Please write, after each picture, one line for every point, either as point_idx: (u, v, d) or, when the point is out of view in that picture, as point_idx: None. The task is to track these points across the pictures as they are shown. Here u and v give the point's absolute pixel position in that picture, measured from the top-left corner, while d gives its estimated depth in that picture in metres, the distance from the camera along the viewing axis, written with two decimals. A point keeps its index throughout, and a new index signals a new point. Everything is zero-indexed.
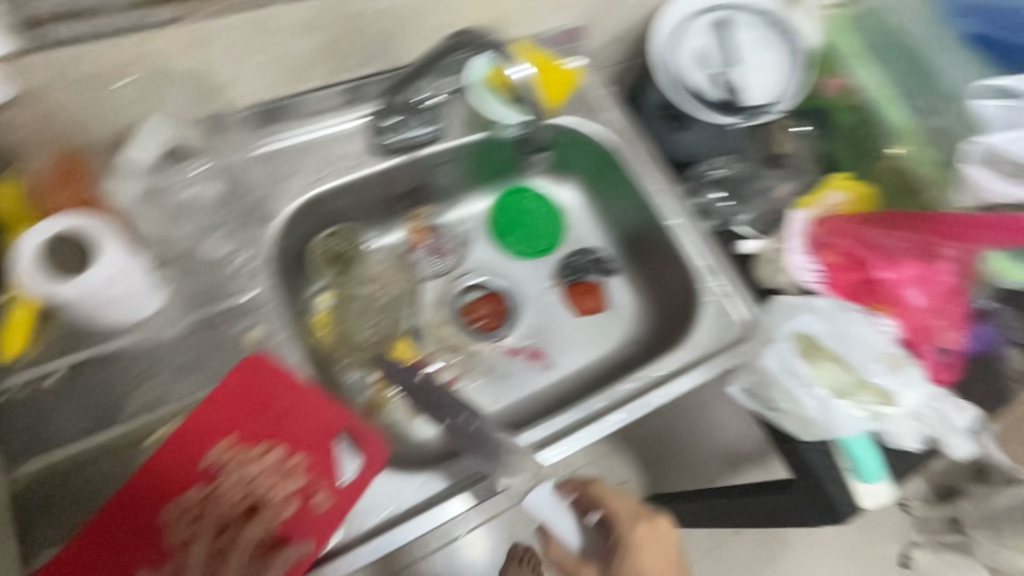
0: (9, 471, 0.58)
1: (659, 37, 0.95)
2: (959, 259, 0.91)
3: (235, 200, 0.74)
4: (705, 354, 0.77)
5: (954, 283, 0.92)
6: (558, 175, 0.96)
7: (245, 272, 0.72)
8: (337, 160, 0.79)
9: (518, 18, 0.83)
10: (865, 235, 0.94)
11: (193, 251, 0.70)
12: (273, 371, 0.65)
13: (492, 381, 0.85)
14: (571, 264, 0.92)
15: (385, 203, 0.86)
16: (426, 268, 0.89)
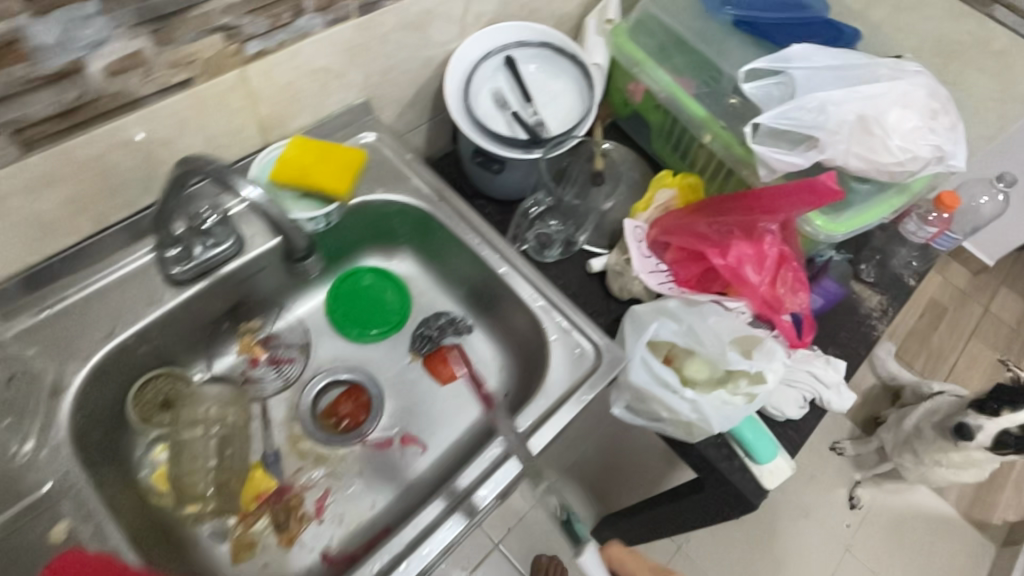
0: None
1: (450, 91, 0.96)
2: (781, 228, 0.93)
3: (15, 382, 0.66)
4: (562, 394, 0.75)
5: (785, 249, 0.93)
6: (388, 249, 0.94)
7: (44, 461, 0.64)
8: (127, 306, 0.72)
9: (292, 111, 0.81)
10: (695, 227, 0.97)
11: None
12: (91, 563, 0.58)
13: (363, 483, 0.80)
14: (422, 334, 0.89)
15: (205, 329, 0.80)
16: (271, 383, 0.84)
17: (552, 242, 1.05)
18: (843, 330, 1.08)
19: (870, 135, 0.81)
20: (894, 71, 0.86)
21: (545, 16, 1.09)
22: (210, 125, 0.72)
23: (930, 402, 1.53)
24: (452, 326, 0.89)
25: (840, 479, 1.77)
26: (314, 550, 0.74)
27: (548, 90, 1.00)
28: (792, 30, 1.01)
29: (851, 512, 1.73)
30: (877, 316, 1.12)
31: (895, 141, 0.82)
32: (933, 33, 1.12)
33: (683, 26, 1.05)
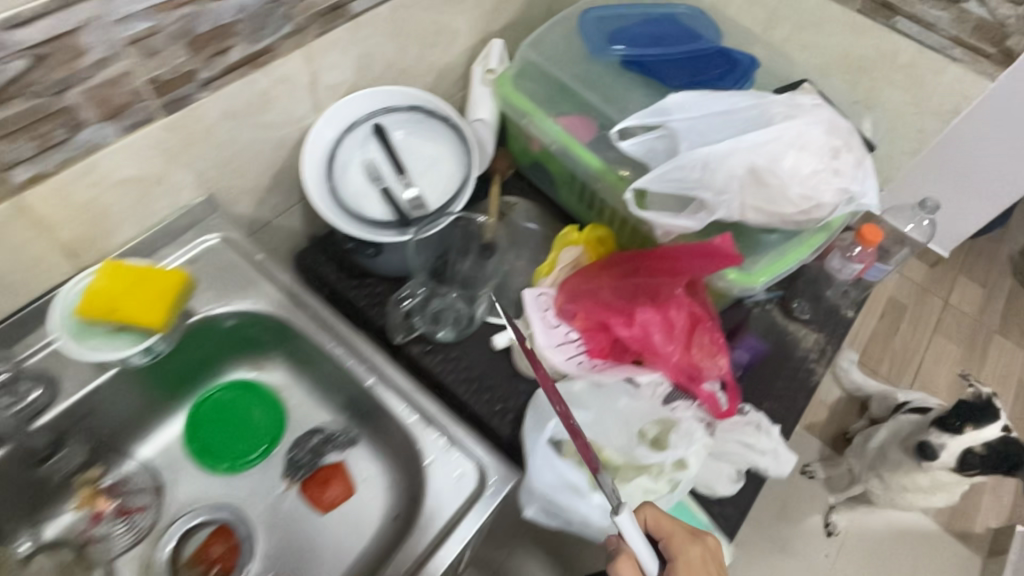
0: None
1: (311, 164, 0.86)
2: (690, 288, 0.84)
3: None
4: (440, 531, 0.64)
5: (699, 309, 0.84)
6: (256, 359, 0.83)
7: None
8: None
9: (109, 228, 0.71)
10: (600, 293, 0.87)
11: None
12: None
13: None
14: (293, 459, 0.79)
15: (27, 491, 0.67)
16: (120, 539, 0.72)
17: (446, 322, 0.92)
18: (778, 380, 1.00)
19: (763, 186, 0.73)
20: (789, 108, 0.78)
21: (420, 74, 1.01)
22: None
23: (891, 421, 1.45)
24: (323, 444, 0.79)
25: (812, 504, 1.69)
26: None
27: (425, 156, 0.91)
28: (680, 68, 0.94)
29: (828, 539, 1.64)
30: (814, 357, 1.04)
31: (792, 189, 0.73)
32: (835, 50, 1.05)
33: (566, 72, 0.97)
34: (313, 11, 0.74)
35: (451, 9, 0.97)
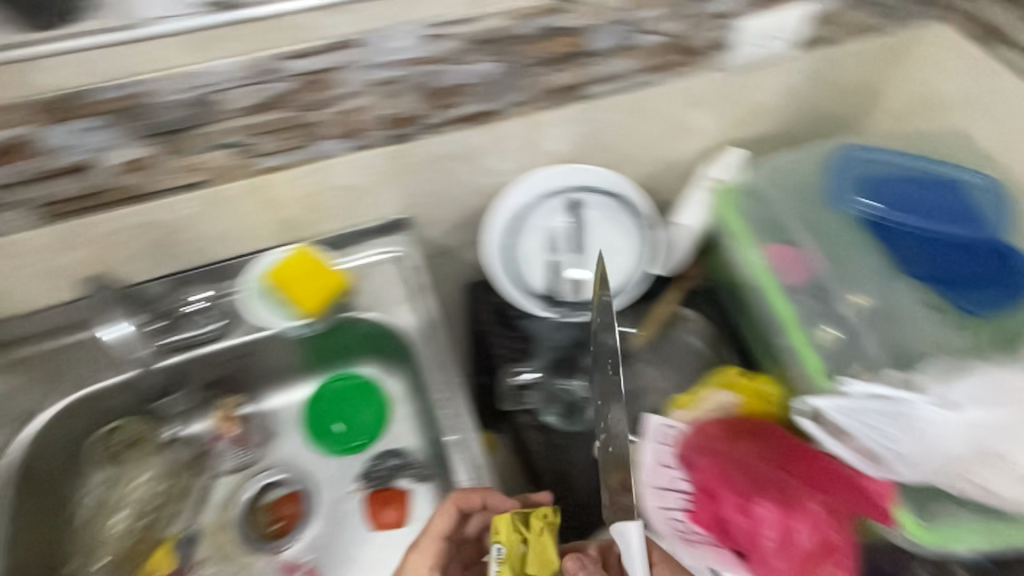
0: None
1: (498, 220, 0.88)
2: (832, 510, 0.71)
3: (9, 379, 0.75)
4: None
5: (841, 508, 0.71)
6: (385, 367, 0.91)
7: None
8: (123, 358, 0.80)
9: (316, 217, 0.82)
10: (729, 463, 0.77)
11: None
12: None
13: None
14: (370, 469, 0.84)
15: (187, 394, 0.85)
16: (228, 462, 0.85)
17: (549, 408, 0.89)
18: None
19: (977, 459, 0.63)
20: None
21: (646, 161, 0.97)
22: (224, 214, 0.76)
23: None
24: (412, 472, 0.83)
25: None
26: None
27: (608, 244, 0.91)
28: (937, 253, 0.81)
29: None
30: None
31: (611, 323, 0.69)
32: None
33: (791, 211, 0.88)
34: (547, 89, 0.78)
35: (696, 111, 0.93)
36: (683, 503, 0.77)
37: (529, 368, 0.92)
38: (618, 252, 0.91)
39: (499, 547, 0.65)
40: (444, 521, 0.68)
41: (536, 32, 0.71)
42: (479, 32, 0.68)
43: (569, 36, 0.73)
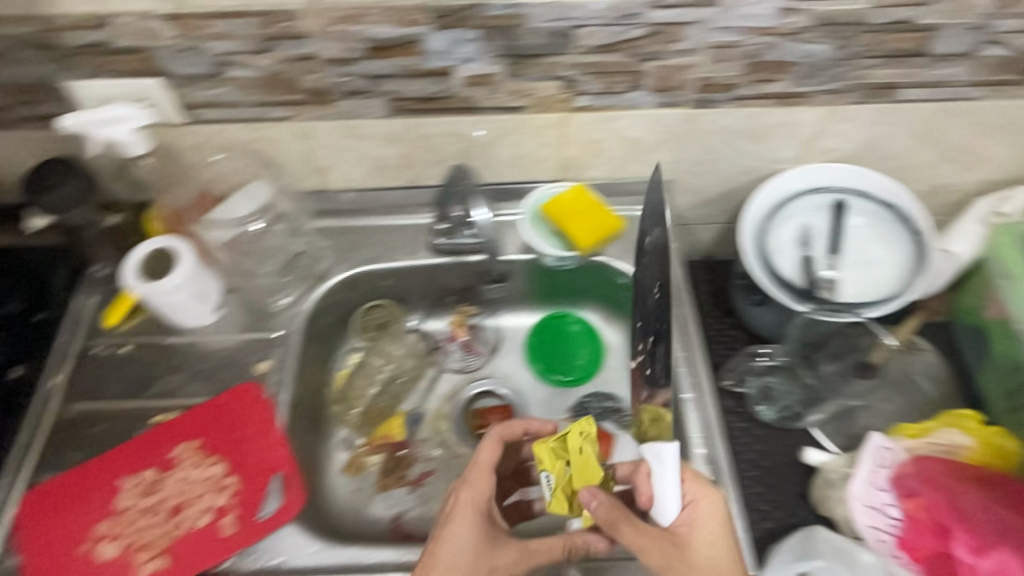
0: (65, 402, 0.77)
1: (757, 208, 0.89)
2: None
3: (309, 244, 0.87)
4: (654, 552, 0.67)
5: None
6: (607, 316, 0.95)
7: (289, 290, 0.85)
8: (397, 248, 0.88)
9: (594, 160, 0.86)
10: (957, 499, 0.75)
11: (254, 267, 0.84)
12: (257, 403, 0.75)
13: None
14: (583, 405, 0.88)
15: (433, 292, 0.94)
16: (453, 362, 0.93)
17: (775, 400, 0.90)
18: None
19: None
20: None
21: (926, 179, 0.91)
22: (522, 139, 0.82)
23: None
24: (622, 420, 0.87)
25: None
26: (388, 509, 0.81)
27: (861, 255, 0.87)
28: None
29: None
30: None
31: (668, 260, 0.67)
32: None
33: None
34: (864, 82, 0.77)
35: (1003, 141, 0.86)
36: (896, 529, 0.76)
37: (770, 353, 0.93)
38: (870, 263, 0.86)
39: (547, 476, 0.69)
40: (494, 451, 0.70)
41: (887, 22, 0.70)
42: (832, 11, 0.69)
43: (914, 31, 0.71)
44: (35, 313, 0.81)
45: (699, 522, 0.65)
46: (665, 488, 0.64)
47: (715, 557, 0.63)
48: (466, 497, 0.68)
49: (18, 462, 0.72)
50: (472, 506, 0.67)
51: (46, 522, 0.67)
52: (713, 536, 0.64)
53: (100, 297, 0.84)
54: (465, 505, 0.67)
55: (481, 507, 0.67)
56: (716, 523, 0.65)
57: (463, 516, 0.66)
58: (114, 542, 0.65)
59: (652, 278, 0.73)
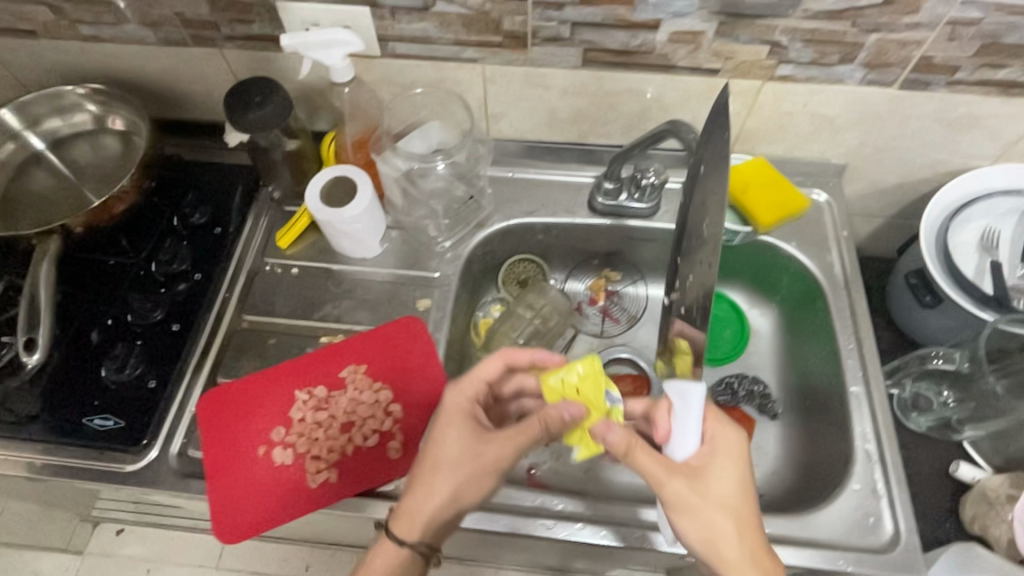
0: (238, 314, 0.80)
1: (939, 205, 0.84)
2: None
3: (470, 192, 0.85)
4: (816, 540, 0.65)
5: None
6: (755, 299, 0.92)
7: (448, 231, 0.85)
8: (555, 201, 0.88)
9: (772, 134, 0.83)
10: None
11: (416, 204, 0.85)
12: (420, 335, 0.77)
13: (603, 467, 0.85)
14: (728, 384, 0.85)
15: (579, 254, 0.93)
16: (590, 324, 0.93)
17: (930, 409, 0.86)
18: None
19: None
20: None
21: None
22: (706, 106, 0.79)
23: None
24: (761, 403, 0.84)
25: None
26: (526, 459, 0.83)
27: None
28: None
29: None
30: None
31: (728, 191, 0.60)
32: None
33: None
34: None
35: None
36: None
37: (946, 356, 0.84)
38: None
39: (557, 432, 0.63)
40: (495, 368, 0.66)
41: None
42: None
43: None
44: (213, 225, 0.84)
45: (719, 456, 0.60)
46: (684, 425, 0.60)
47: (730, 493, 0.59)
48: (452, 402, 0.65)
49: (196, 363, 0.76)
50: (460, 413, 0.65)
51: (224, 420, 0.71)
52: (730, 473, 0.60)
53: (270, 219, 0.87)
54: (450, 409, 0.65)
55: (469, 413, 0.65)
56: (732, 458, 0.60)
57: (446, 419, 0.64)
58: (290, 449, 0.69)
59: (699, 211, 0.66)
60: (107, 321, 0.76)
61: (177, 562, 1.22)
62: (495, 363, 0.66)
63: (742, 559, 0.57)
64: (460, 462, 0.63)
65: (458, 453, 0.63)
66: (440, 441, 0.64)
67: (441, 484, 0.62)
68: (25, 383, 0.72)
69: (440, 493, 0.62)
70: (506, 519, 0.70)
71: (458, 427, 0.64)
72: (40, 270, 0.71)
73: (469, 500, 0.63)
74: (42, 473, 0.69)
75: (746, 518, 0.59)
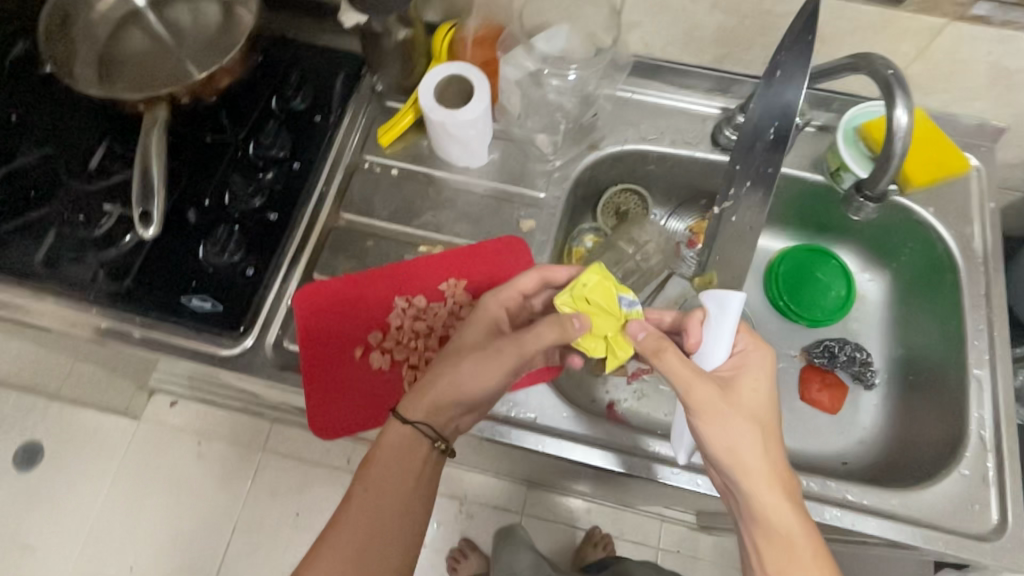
0: (335, 211, 0.77)
1: None
2: None
3: (585, 107, 0.79)
4: (916, 518, 0.63)
5: None
6: (869, 262, 0.86)
7: (556, 147, 0.79)
8: (676, 130, 0.81)
9: (936, 82, 0.74)
10: None
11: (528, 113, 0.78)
12: (524, 255, 0.73)
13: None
14: (827, 346, 0.81)
15: (687, 191, 0.87)
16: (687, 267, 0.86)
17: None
18: None
19: None
20: None
21: None
22: (874, 42, 0.70)
23: None
24: (859, 371, 0.80)
25: None
26: (607, 394, 0.82)
27: None
28: None
29: None
30: None
31: (910, 128, 0.52)
32: None
33: None
34: None
35: None
36: None
37: None
38: None
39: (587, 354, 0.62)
40: (531, 281, 0.65)
41: None
42: None
43: None
44: (314, 112, 0.79)
45: (748, 371, 0.58)
46: (715, 337, 0.61)
47: (758, 402, 0.57)
48: (479, 310, 0.64)
49: (291, 256, 0.74)
50: (483, 322, 0.64)
51: (320, 317, 0.69)
52: (758, 389, 0.58)
53: (370, 113, 0.83)
54: (477, 317, 0.64)
55: (490, 322, 0.64)
56: (761, 375, 0.58)
57: (472, 324, 0.64)
58: (387, 355, 0.68)
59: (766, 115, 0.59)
60: (206, 201, 0.73)
61: (226, 441, 1.25)
62: (530, 280, 0.65)
63: (761, 471, 0.55)
64: (473, 358, 0.60)
65: (474, 351, 0.61)
66: (463, 340, 0.62)
67: (452, 376, 0.59)
68: (129, 256, 0.70)
69: (445, 381, 0.59)
70: (608, 458, 0.68)
71: (478, 333, 0.63)
72: (151, 140, 0.63)
73: (473, 394, 0.59)
74: (140, 346, 0.69)
75: (770, 431, 0.57)
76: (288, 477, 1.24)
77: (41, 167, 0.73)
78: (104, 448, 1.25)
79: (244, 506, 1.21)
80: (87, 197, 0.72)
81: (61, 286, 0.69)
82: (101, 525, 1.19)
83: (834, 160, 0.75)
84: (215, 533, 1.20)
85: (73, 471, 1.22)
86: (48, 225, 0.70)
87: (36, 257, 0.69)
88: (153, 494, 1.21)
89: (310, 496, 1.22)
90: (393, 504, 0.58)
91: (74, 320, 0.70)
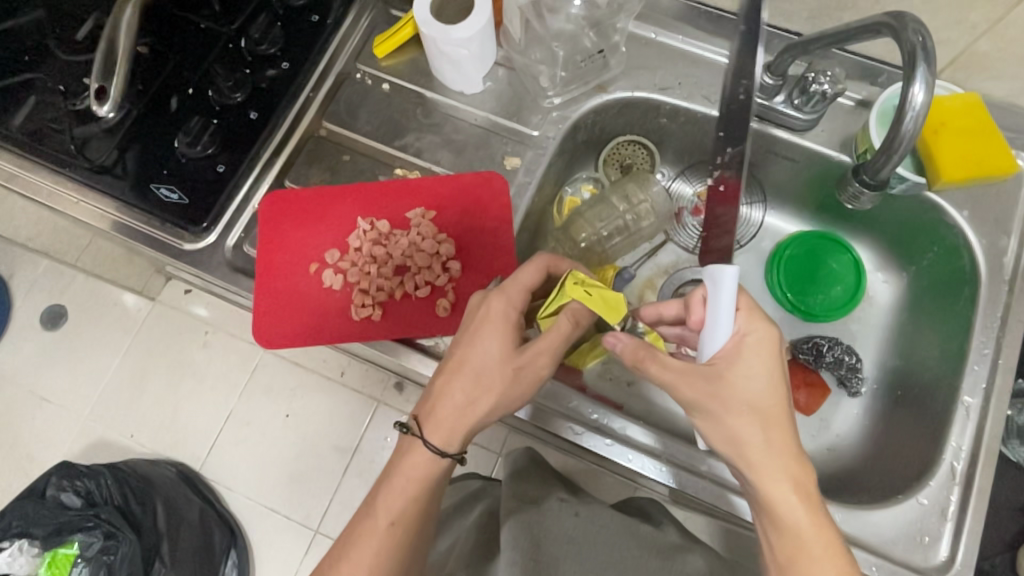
0: (317, 118, 0.74)
1: None
2: None
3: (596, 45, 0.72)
4: (858, 539, 0.59)
5: None
6: (885, 262, 0.78)
7: (558, 83, 0.73)
8: (697, 81, 0.73)
9: (1000, 67, 0.64)
10: None
11: (533, 41, 0.72)
12: (501, 194, 0.69)
13: (647, 386, 0.79)
14: (817, 344, 0.74)
15: (701, 153, 0.80)
16: (684, 236, 0.81)
17: None
18: None
19: None
20: None
21: None
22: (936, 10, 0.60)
23: None
24: (843, 375, 0.74)
25: None
26: None
27: None
28: None
29: None
30: None
31: (925, 108, 0.48)
32: None
33: None
34: None
35: None
36: None
37: None
38: None
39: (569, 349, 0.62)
40: (533, 275, 0.57)
41: None
42: None
43: None
44: (312, 11, 0.75)
45: (748, 356, 0.49)
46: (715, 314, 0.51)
47: (757, 392, 0.49)
48: (494, 315, 0.56)
49: (264, 159, 0.72)
50: (502, 330, 0.55)
51: (277, 226, 0.68)
52: (761, 374, 0.49)
53: (372, 19, 0.78)
54: (490, 323, 0.55)
55: (507, 328, 0.55)
56: (762, 359, 0.49)
57: (489, 334, 0.55)
58: (339, 275, 0.67)
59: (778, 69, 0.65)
60: (188, 88, 0.71)
61: (233, 333, 1.16)
62: (532, 275, 0.57)
63: (772, 466, 0.48)
64: (510, 378, 0.54)
65: (506, 369, 0.54)
66: (481, 355, 0.54)
67: (485, 400, 0.53)
68: (104, 136, 0.69)
69: (483, 405, 0.53)
70: (600, 442, 0.66)
71: (500, 344, 0.55)
72: (121, 23, 0.63)
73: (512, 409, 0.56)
74: (106, 226, 0.70)
75: (777, 423, 0.49)
76: (285, 379, 1.13)
77: (33, 29, 0.72)
78: (90, 319, 1.21)
79: (240, 400, 1.13)
80: (74, 67, 0.71)
81: (39, 155, 0.69)
82: (82, 393, 1.16)
83: (863, 142, 0.65)
84: (208, 421, 1.13)
85: (65, 336, 1.20)
86: (30, 90, 0.70)
87: (14, 121, 0.70)
88: (156, 375, 1.15)
89: (301, 401, 1.12)
90: (418, 528, 0.55)
91: (49, 192, 0.70)
